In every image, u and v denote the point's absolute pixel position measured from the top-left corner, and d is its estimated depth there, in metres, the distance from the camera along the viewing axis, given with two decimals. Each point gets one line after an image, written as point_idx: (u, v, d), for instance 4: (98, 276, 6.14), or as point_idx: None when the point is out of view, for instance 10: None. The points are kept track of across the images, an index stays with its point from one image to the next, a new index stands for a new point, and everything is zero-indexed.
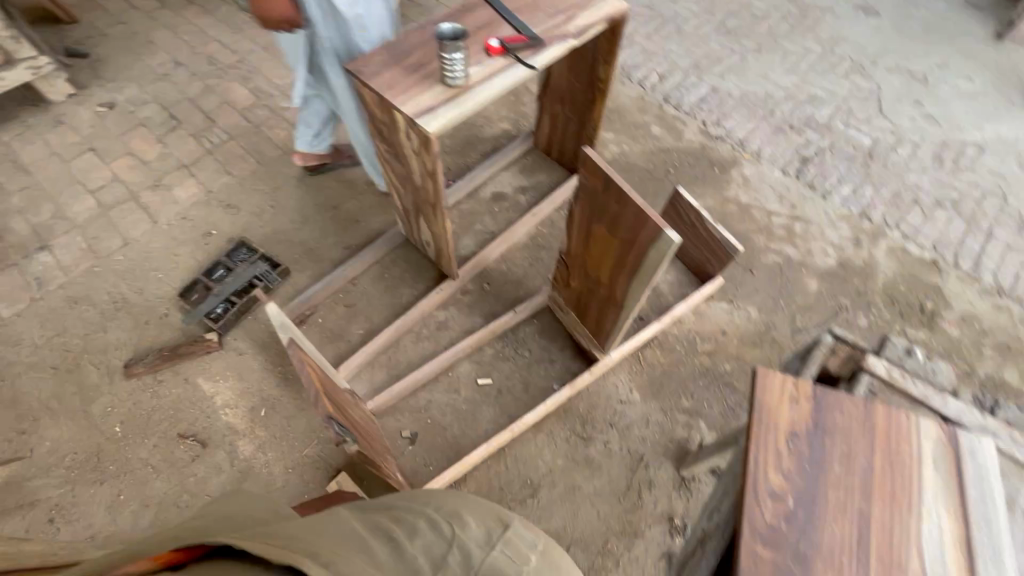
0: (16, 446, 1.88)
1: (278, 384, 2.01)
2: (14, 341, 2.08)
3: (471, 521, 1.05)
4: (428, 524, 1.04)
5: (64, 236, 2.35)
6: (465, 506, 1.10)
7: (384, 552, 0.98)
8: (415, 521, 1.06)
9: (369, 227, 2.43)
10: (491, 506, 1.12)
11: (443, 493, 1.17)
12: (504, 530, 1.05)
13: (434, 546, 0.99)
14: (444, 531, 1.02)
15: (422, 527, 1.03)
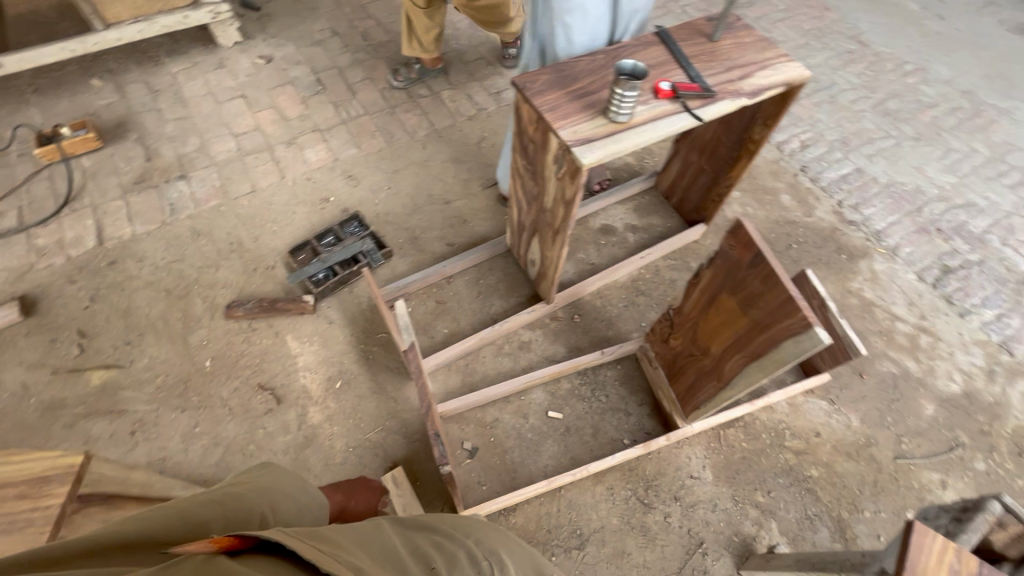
0: (119, 354, 2.01)
1: (358, 361, 2.05)
2: (139, 257, 2.24)
3: (510, 566, 0.99)
4: (467, 559, 0.93)
5: (202, 170, 2.52)
6: (500, 547, 1.03)
7: None
8: (454, 552, 0.93)
9: (475, 230, 2.44)
10: (525, 553, 1.08)
11: (476, 524, 1.07)
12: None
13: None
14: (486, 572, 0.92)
15: (461, 560, 0.92)
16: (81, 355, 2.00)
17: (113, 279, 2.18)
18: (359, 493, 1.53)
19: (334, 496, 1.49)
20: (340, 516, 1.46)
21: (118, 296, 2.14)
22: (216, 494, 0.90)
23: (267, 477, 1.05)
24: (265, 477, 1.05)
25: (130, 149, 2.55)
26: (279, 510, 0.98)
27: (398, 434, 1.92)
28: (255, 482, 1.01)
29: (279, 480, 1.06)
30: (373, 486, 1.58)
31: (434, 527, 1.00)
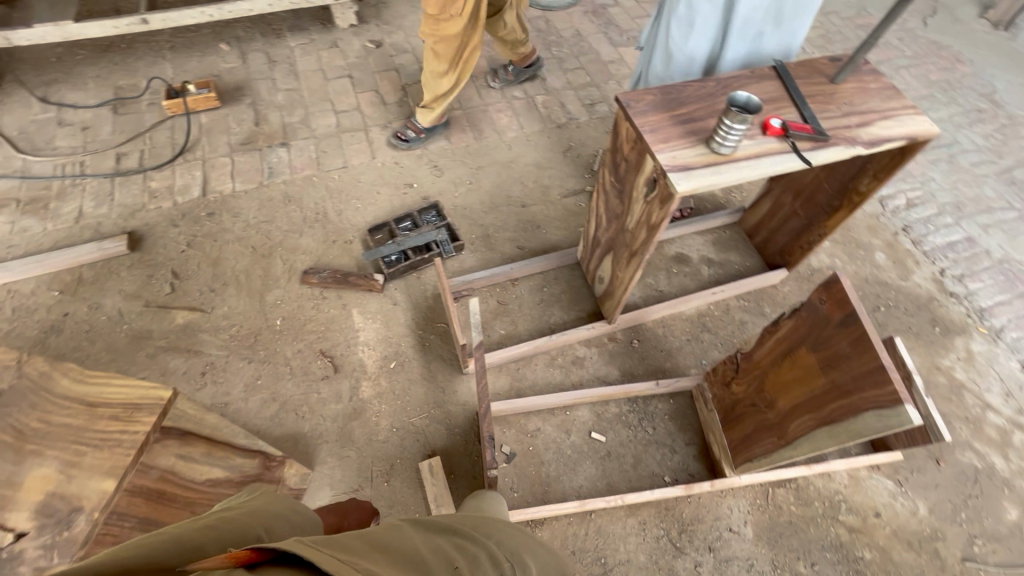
0: (203, 299, 2.17)
1: (414, 346, 2.11)
2: (234, 212, 2.41)
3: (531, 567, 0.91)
4: (489, 559, 0.84)
5: (302, 141, 2.67)
6: (521, 549, 0.95)
7: None
8: (476, 553, 0.85)
9: (547, 238, 2.44)
10: (542, 556, 1.00)
11: (493, 526, 1.00)
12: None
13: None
14: (509, 574, 0.83)
15: (484, 560, 0.83)
16: (172, 294, 2.17)
17: (209, 229, 2.35)
18: (350, 511, 1.25)
19: (326, 516, 1.18)
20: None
21: (211, 245, 2.30)
22: (206, 522, 0.77)
23: (263, 503, 0.92)
24: (264, 505, 0.91)
25: (243, 112, 2.74)
26: (277, 535, 0.84)
27: (441, 425, 1.95)
28: (248, 508, 0.88)
29: (280, 507, 0.92)
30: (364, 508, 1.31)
31: (454, 529, 0.91)
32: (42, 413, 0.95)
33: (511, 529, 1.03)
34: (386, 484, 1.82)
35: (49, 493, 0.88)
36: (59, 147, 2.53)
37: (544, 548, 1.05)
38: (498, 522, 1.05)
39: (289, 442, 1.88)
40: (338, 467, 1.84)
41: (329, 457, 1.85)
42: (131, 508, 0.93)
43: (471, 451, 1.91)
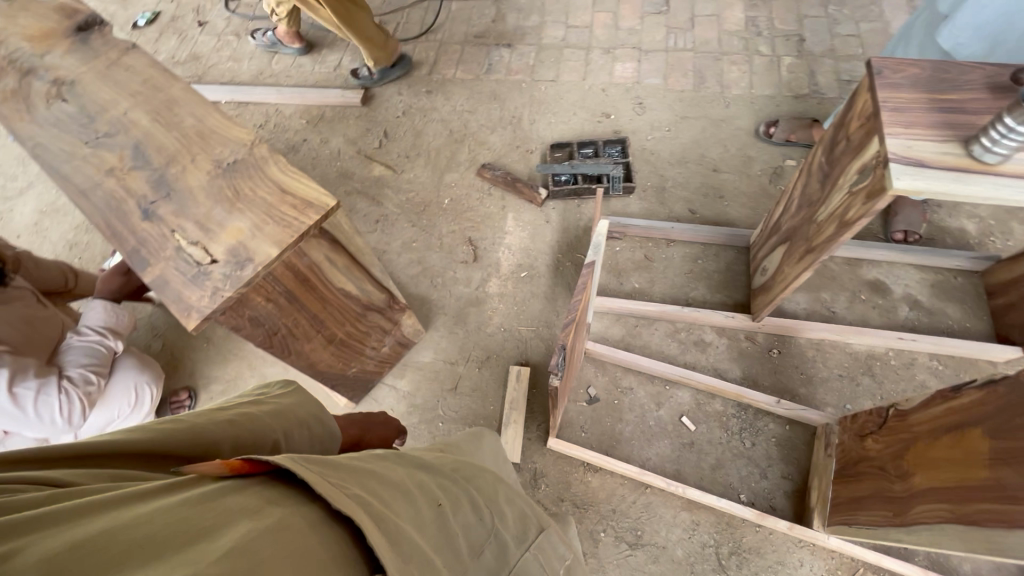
0: (398, 162, 2.48)
1: (548, 265, 2.17)
2: (447, 96, 2.65)
3: (507, 513, 0.90)
4: (470, 503, 0.83)
5: (526, 47, 2.76)
6: (500, 495, 0.93)
7: (430, 518, 0.72)
8: (457, 493, 0.83)
9: (725, 211, 2.22)
10: (519, 504, 0.97)
11: (474, 467, 0.97)
12: (537, 531, 0.95)
13: (475, 535, 0.79)
14: (488, 519, 0.83)
15: (465, 505, 0.81)
16: (377, 149, 2.52)
17: (423, 105, 2.63)
18: (372, 424, 1.28)
19: (347, 426, 1.21)
20: (354, 450, 1.20)
21: (420, 119, 2.59)
22: (226, 414, 0.77)
23: (294, 403, 0.91)
24: (294, 407, 0.90)
25: (486, 7, 2.91)
26: (294, 444, 0.83)
27: (542, 343, 2.02)
28: (275, 404, 0.87)
29: (303, 408, 0.92)
30: (389, 425, 1.33)
31: (436, 464, 0.88)
32: (253, 185, 1.23)
33: (495, 474, 1.00)
34: (477, 369, 1.99)
35: (238, 241, 1.16)
36: None
37: (523, 499, 1.03)
38: (481, 463, 1.01)
39: (417, 301, 2.14)
40: (445, 338, 2.05)
41: (442, 327, 2.08)
42: (282, 277, 1.20)
43: None
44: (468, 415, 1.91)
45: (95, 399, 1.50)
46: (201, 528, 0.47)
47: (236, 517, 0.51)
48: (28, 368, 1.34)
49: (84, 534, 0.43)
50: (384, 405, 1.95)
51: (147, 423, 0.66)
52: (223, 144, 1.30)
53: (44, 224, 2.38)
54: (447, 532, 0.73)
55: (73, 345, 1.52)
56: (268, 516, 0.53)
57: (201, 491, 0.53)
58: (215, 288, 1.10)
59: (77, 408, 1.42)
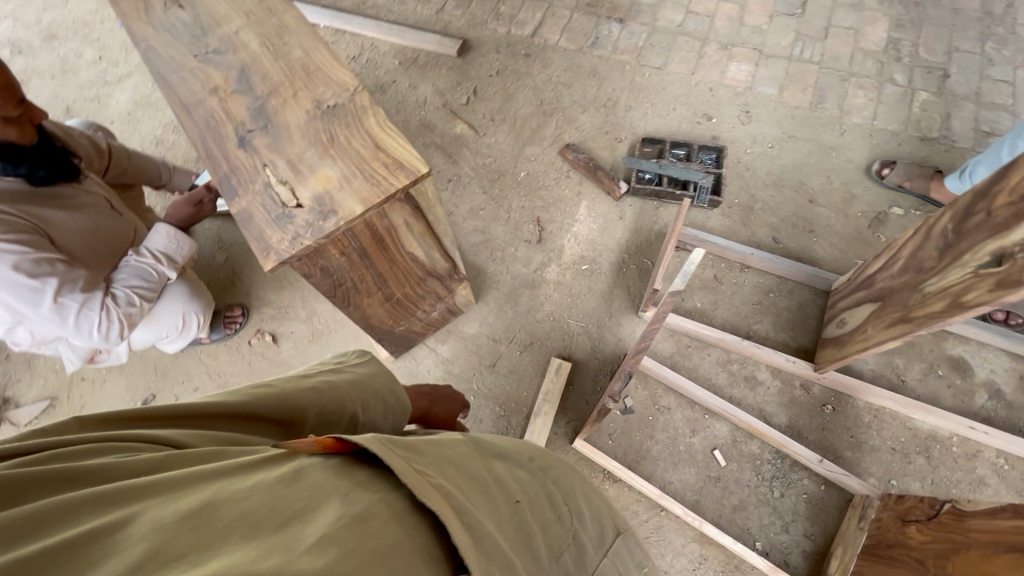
0: (481, 123, 2.41)
1: (612, 263, 2.10)
2: (545, 63, 2.53)
3: (585, 514, 0.89)
4: (547, 501, 0.82)
5: (638, 25, 2.58)
6: (577, 493, 0.92)
7: (509, 516, 0.72)
8: (535, 489, 0.82)
9: (812, 248, 2.08)
10: (596, 505, 0.96)
11: (552, 459, 0.96)
12: (613, 537, 0.93)
13: (553, 535, 0.78)
14: (566, 521, 0.83)
15: (542, 504, 0.81)
16: (463, 106, 2.46)
17: (518, 68, 2.53)
18: (439, 397, 1.37)
19: (416, 399, 1.32)
20: (422, 421, 1.31)
21: (513, 82, 2.49)
22: (312, 382, 0.86)
23: (369, 376, 0.98)
24: (370, 380, 0.97)
25: None
26: (371, 414, 0.91)
27: (588, 341, 1.98)
28: (354, 375, 0.95)
29: (377, 380, 0.99)
30: (455, 398, 1.42)
31: (515, 454, 0.88)
32: (349, 134, 1.21)
33: (570, 469, 0.99)
34: (518, 352, 1.98)
35: (325, 190, 1.14)
36: None
37: (599, 496, 1.01)
38: (556, 456, 1.01)
39: (473, 270, 2.12)
40: (493, 313, 2.04)
41: (493, 302, 2.06)
42: (361, 235, 1.19)
43: (599, 381, 1.92)
44: (500, 395, 1.92)
45: (137, 320, 1.54)
46: (295, 507, 0.49)
47: (326, 497, 0.51)
48: (77, 281, 1.35)
49: (185, 507, 0.46)
50: (421, 365, 1.97)
51: (247, 387, 0.77)
52: (326, 84, 1.27)
53: (137, 116, 2.45)
54: (526, 530, 0.72)
55: (128, 264, 1.53)
56: (355, 500, 0.53)
57: (290, 468, 0.55)
58: (296, 233, 1.10)
59: (115, 327, 1.47)
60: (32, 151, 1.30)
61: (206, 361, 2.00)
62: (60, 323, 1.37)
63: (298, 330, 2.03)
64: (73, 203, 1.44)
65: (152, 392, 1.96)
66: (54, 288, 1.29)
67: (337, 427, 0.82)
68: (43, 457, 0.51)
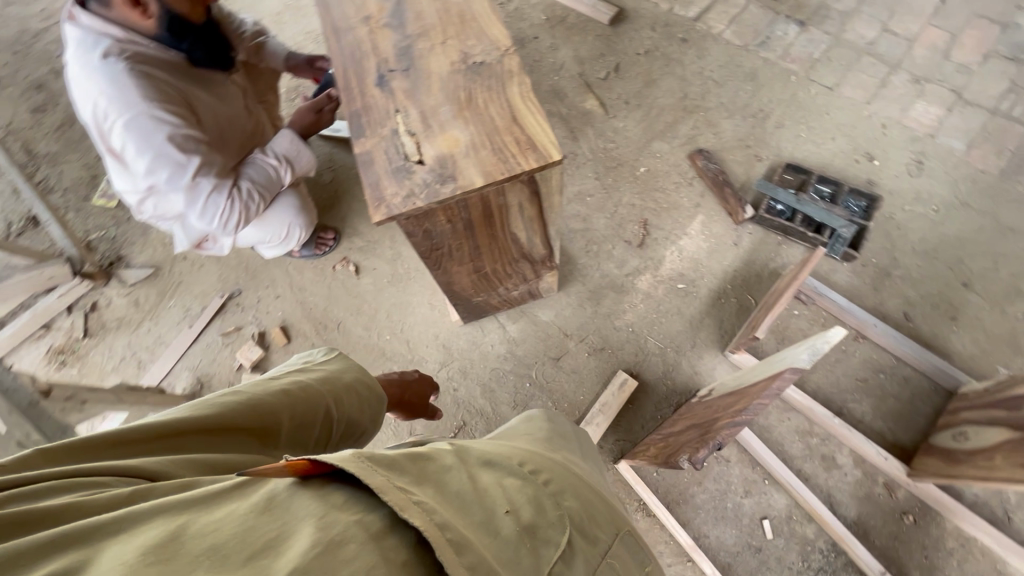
0: (614, 104, 2.25)
1: (710, 290, 1.93)
2: (701, 54, 2.29)
3: (587, 516, 0.72)
4: (539, 501, 0.65)
5: (820, 33, 2.26)
6: (574, 490, 0.76)
7: (491, 532, 0.56)
8: (530, 493, 0.65)
9: (947, 337, 1.80)
10: (592, 499, 0.79)
11: (541, 458, 0.79)
12: (616, 534, 0.77)
13: (555, 538, 0.62)
14: (565, 522, 0.66)
15: (534, 508, 0.63)
16: (601, 80, 2.29)
17: (671, 52, 2.31)
18: (410, 382, 1.34)
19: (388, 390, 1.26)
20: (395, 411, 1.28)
21: (660, 67, 2.29)
22: (281, 383, 0.81)
23: (338, 371, 0.92)
24: (341, 377, 0.92)
25: None
26: (345, 408, 0.87)
27: (662, 364, 1.86)
28: (324, 372, 0.90)
29: (347, 373, 0.94)
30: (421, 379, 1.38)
31: (502, 458, 0.71)
32: (487, 97, 1.13)
33: (577, 471, 0.84)
34: (586, 353, 1.90)
35: (450, 152, 1.09)
36: None
37: (595, 492, 0.83)
38: (552, 457, 0.84)
39: (564, 256, 2.03)
40: (572, 307, 1.95)
41: (574, 295, 1.97)
42: (471, 207, 1.13)
43: (660, 409, 1.81)
44: (556, 392, 1.86)
45: (252, 218, 1.53)
46: (266, 538, 0.41)
47: (298, 521, 0.44)
48: (213, 165, 1.36)
49: (144, 546, 0.40)
50: (487, 338, 1.94)
51: (209, 397, 0.71)
52: (477, 38, 1.20)
53: (284, 18, 2.49)
54: (520, 544, 0.57)
55: (254, 161, 1.50)
56: (329, 522, 0.44)
57: (264, 493, 0.47)
58: (410, 191, 1.05)
59: (233, 218, 1.44)
60: (197, 29, 1.29)
61: (291, 273, 2.09)
62: (189, 203, 1.37)
63: (380, 268, 2.06)
64: (218, 88, 1.47)
65: (240, 288, 2.08)
66: (195, 167, 1.31)
67: (313, 427, 0.79)
68: (7, 495, 0.46)
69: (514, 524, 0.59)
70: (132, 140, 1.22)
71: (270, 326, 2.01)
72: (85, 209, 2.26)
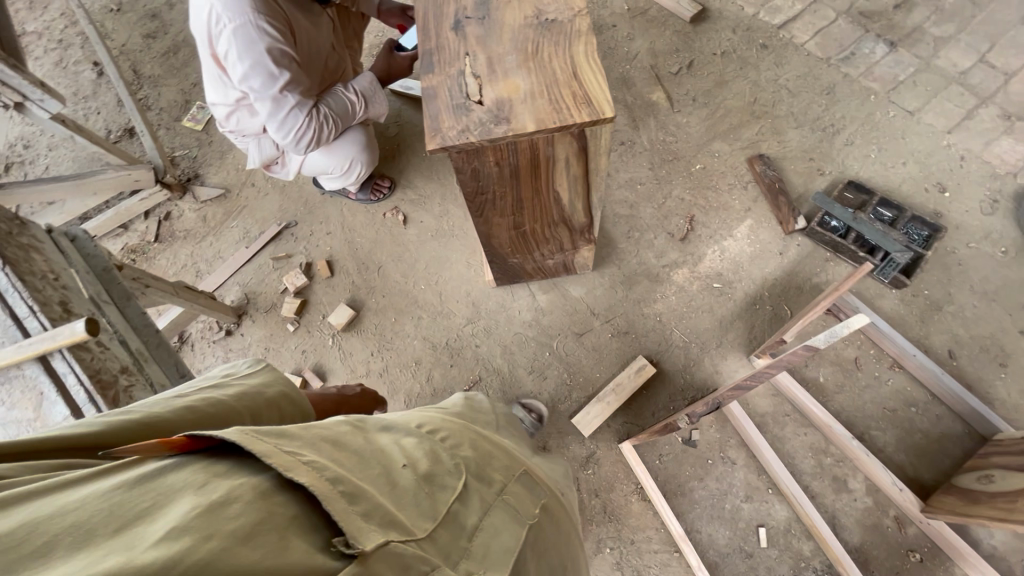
0: (680, 99, 2.25)
1: (746, 295, 1.91)
2: (778, 62, 2.25)
3: (483, 464, 0.84)
4: (432, 453, 0.77)
5: (909, 56, 2.17)
6: (473, 441, 0.89)
7: (386, 484, 0.67)
8: (425, 449, 0.77)
9: (992, 382, 1.71)
10: (492, 449, 0.91)
11: (444, 421, 0.90)
12: (518, 474, 0.90)
13: (448, 485, 0.74)
14: (457, 467, 0.79)
15: (425, 461, 0.75)
16: (672, 75, 2.30)
17: (748, 56, 2.28)
18: (346, 398, 1.24)
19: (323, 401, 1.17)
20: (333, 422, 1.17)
21: (734, 69, 2.27)
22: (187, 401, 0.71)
23: (261, 386, 0.82)
24: (264, 392, 0.82)
25: None
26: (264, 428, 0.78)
27: (683, 358, 1.86)
28: (243, 386, 0.80)
29: (271, 387, 0.84)
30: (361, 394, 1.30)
31: (400, 424, 0.82)
32: (553, 52, 1.18)
33: (480, 430, 0.96)
34: (609, 334, 1.91)
35: (509, 97, 1.14)
36: None
37: (496, 444, 0.95)
38: (454, 419, 0.96)
39: (605, 238, 2.05)
40: (604, 288, 1.98)
41: (608, 277, 1.99)
42: (520, 153, 1.18)
43: (673, 401, 1.81)
44: (573, 366, 1.89)
45: (322, 142, 1.66)
46: (137, 509, 0.46)
47: (175, 493, 0.49)
48: (300, 84, 1.49)
49: (1, 528, 0.41)
50: (516, 303, 1.99)
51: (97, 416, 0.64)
52: None
53: None
54: (414, 494, 0.69)
55: (336, 92, 1.63)
56: (210, 489, 0.50)
57: (143, 473, 0.51)
58: (466, 127, 1.12)
59: (306, 136, 1.57)
60: None
61: (344, 213, 2.21)
62: (272, 114, 1.49)
63: (426, 222, 2.15)
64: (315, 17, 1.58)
65: (296, 220, 2.22)
66: (284, 81, 1.42)
67: None
68: None
69: (411, 474, 0.71)
70: (237, 46, 1.33)
71: (317, 259, 2.14)
72: (175, 128, 2.47)
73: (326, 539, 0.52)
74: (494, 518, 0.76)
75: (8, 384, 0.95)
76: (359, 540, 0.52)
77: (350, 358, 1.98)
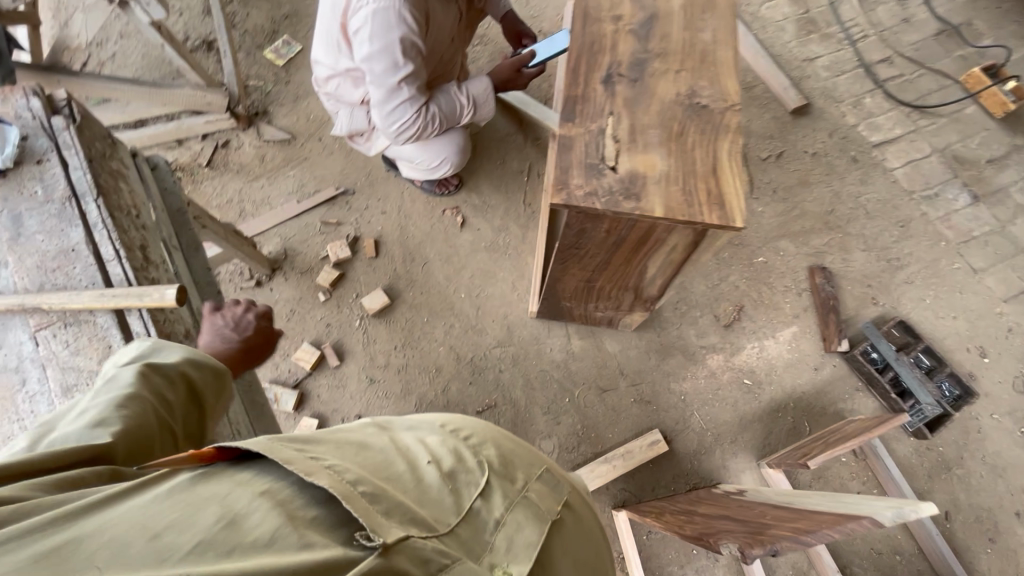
0: (760, 187, 2.24)
1: (772, 399, 1.92)
2: (863, 179, 2.26)
3: (504, 456, 0.79)
4: (450, 450, 0.76)
5: (988, 214, 2.20)
6: (500, 437, 0.85)
7: (410, 484, 0.67)
8: (447, 447, 0.76)
9: (978, 553, 1.76)
10: (516, 443, 0.85)
11: (470, 420, 0.87)
12: (543, 470, 0.83)
13: (465, 479, 0.71)
14: (477, 461, 0.75)
15: (446, 460, 0.73)
16: (759, 160, 2.29)
17: (837, 164, 2.28)
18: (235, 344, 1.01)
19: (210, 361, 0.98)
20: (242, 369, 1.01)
21: (819, 173, 2.27)
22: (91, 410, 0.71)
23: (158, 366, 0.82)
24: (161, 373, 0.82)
25: (999, 143, 2.30)
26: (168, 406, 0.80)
27: (696, 442, 1.87)
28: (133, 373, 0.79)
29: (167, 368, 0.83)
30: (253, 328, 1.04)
31: (423, 424, 0.82)
32: (698, 141, 1.15)
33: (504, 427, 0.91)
34: (631, 399, 1.91)
35: (643, 173, 1.12)
36: (874, 12, 2.57)
37: (519, 440, 0.90)
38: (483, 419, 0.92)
39: None
40: (640, 351, 1.97)
41: (645, 341, 1.98)
42: (631, 228, 1.15)
43: (675, 480, 1.82)
44: (589, 419, 1.88)
45: (422, 138, 1.62)
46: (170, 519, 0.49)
47: (207, 501, 0.51)
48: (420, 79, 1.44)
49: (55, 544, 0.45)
50: (549, 340, 1.97)
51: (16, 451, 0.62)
52: (710, 81, 1.22)
53: None
54: (433, 492, 0.68)
55: (448, 92, 1.59)
56: (234, 499, 0.52)
57: (175, 488, 0.53)
58: (593, 190, 1.09)
59: (409, 130, 1.54)
60: None
61: (404, 195, 2.16)
62: (385, 102, 1.45)
63: (482, 231, 2.11)
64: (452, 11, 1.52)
65: (353, 188, 2.16)
66: (405, 75, 1.37)
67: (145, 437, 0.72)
68: None
69: (435, 471, 0.71)
70: (373, 28, 1.28)
71: (365, 235, 2.09)
72: (255, 56, 2.39)
73: (349, 534, 0.54)
74: (518, 513, 0.71)
75: (74, 328, 0.93)
76: (380, 533, 0.52)
77: (372, 345, 1.95)
